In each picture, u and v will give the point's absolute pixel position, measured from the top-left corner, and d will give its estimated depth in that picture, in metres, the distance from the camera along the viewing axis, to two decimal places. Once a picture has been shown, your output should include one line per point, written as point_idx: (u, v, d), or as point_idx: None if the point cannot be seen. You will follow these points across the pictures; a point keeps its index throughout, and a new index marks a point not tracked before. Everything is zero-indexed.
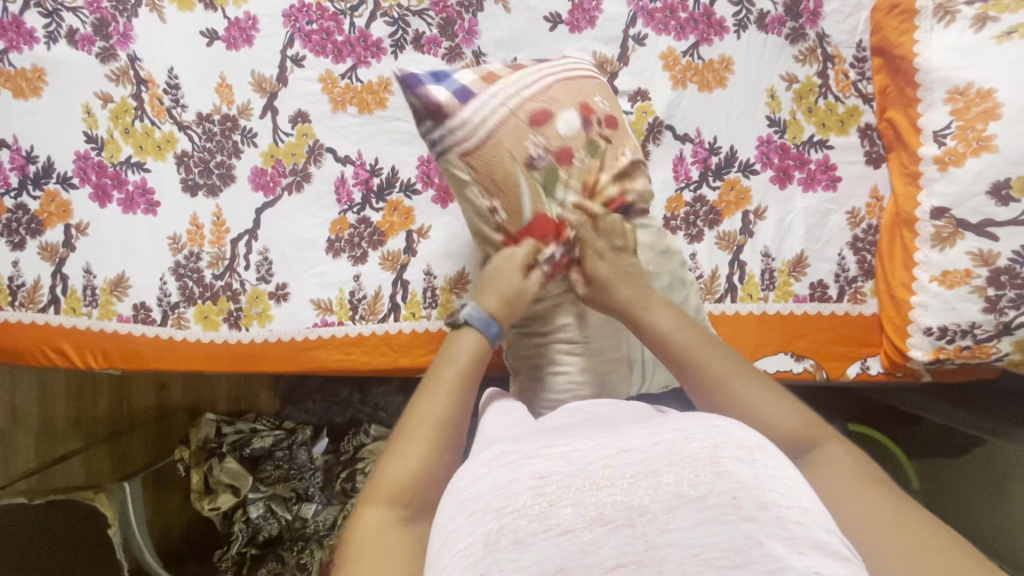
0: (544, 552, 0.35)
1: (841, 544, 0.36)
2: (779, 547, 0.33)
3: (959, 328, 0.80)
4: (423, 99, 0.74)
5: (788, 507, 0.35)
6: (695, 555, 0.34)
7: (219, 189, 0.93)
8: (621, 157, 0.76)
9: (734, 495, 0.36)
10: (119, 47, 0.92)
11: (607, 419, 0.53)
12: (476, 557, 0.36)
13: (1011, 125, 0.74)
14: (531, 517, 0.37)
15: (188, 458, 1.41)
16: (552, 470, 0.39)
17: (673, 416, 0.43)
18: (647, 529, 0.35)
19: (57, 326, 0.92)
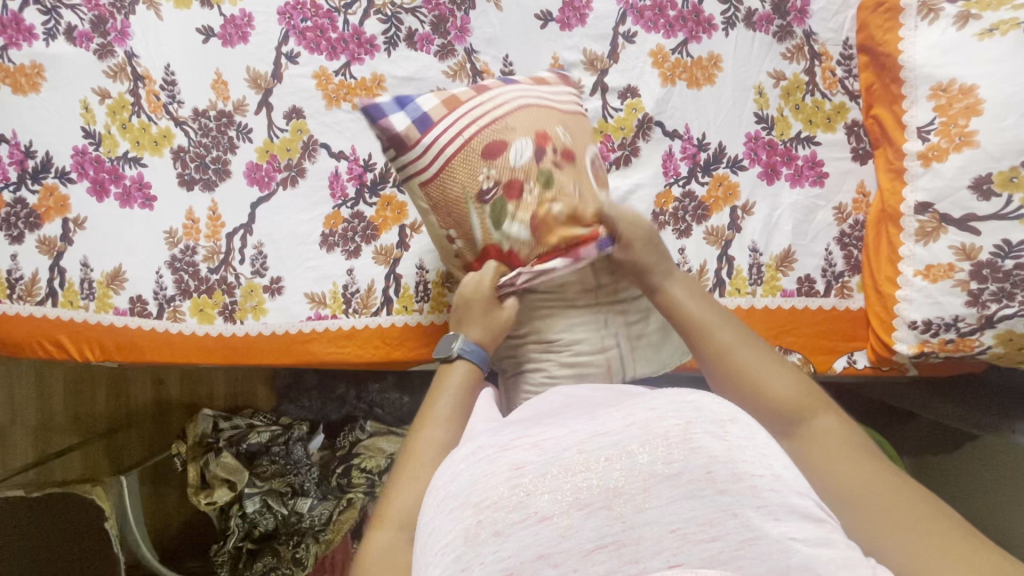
0: (523, 541, 0.37)
1: (816, 507, 0.39)
2: (756, 517, 0.36)
3: (942, 322, 0.81)
4: (383, 128, 0.73)
5: (761, 475, 0.37)
6: (672, 531, 0.36)
7: (214, 183, 0.94)
8: (572, 190, 0.73)
9: (708, 470, 0.37)
10: (117, 44, 0.93)
11: (585, 405, 0.56)
12: (456, 553, 0.38)
13: (992, 121, 0.75)
14: (509, 508, 0.38)
15: (184, 453, 1.40)
16: (525, 460, 0.41)
17: (647, 395, 0.44)
18: (624, 510, 0.37)
19: (55, 318, 0.93)
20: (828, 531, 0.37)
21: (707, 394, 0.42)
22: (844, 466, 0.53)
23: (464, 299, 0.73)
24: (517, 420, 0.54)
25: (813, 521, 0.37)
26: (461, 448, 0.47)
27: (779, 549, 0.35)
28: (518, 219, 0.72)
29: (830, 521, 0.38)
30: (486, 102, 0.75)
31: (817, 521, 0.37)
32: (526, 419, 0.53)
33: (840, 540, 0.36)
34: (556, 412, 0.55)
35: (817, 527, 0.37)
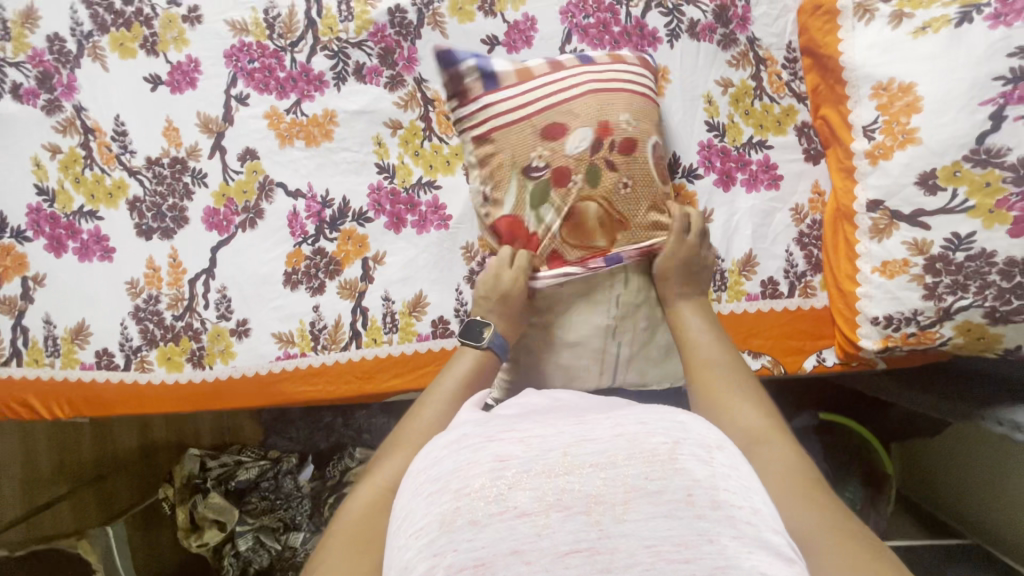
0: (499, 533, 0.36)
1: (790, 547, 0.37)
2: (730, 545, 0.34)
3: (903, 316, 0.82)
4: (451, 75, 0.82)
5: (741, 507, 0.37)
6: (647, 547, 0.35)
7: (173, 231, 0.94)
8: (620, 190, 0.77)
9: (689, 492, 0.37)
10: (64, 99, 0.93)
11: (572, 410, 0.53)
12: (431, 536, 0.37)
13: (933, 117, 0.76)
14: (488, 499, 0.38)
15: (172, 497, 1.39)
16: (511, 454, 0.40)
17: (639, 407, 0.44)
18: (603, 518, 0.36)
19: (21, 378, 0.93)
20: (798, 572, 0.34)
21: (697, 416, 0.43)
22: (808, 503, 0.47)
23: (494, 288, 0.77)
24: (512, 416, 0.51)
25: (784, 561, 0.35)
26: (446, 433, 0.47)
27: None
28: (554, 205, 0.77)
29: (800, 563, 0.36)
30: (560, 81, 0.81)
31: (788, 560, 0.35)
32: (516, 414, 0.51)
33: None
34: (544, 411, 0.53)
35: (787, 565, 0.35)
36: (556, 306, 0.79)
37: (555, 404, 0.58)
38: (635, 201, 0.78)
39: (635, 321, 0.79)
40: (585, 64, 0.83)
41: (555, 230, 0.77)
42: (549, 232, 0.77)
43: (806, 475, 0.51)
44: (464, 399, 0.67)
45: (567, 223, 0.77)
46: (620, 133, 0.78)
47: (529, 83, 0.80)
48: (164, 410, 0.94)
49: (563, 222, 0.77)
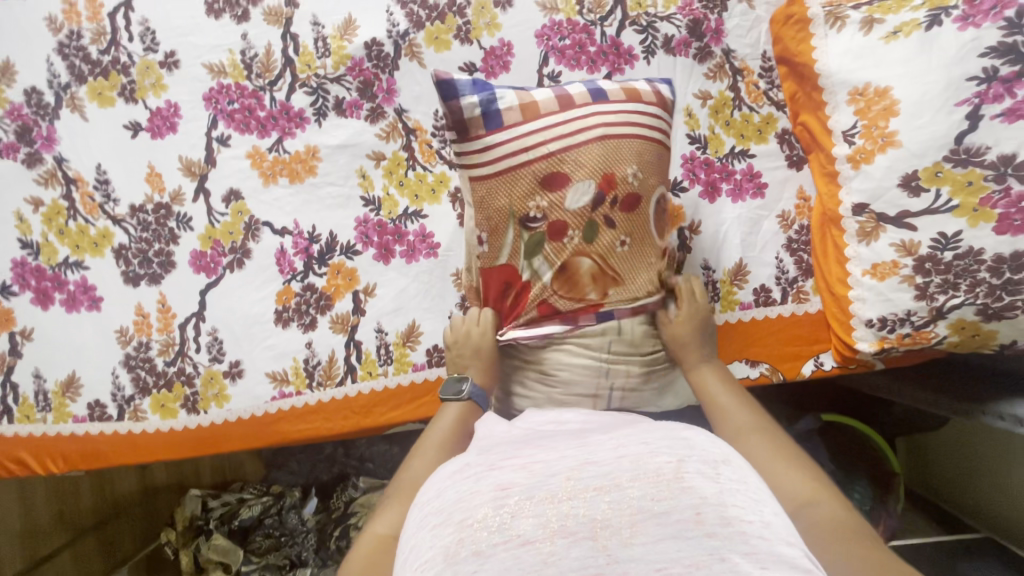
0: (504, 563, 0.35)
1: (805, 557, 0.36)
2: (744, 563, 0.33)
3: (897, 318, 0.82)
4: (452, 110, 0.76)
5: (751, 521, 0.36)
6: (656, 570, 0.33)
7: (161, 276, 0.93)
8: (617, 248, 0.76)
9: (697, 511, 0.36)
10: (44, 151, 0.93)
11: (574, 431, 0.53)
12: (437, 569, 0.36)
13: (910, 120, 0.77)
14: (491, 529, 0.37)
15: (173, 540, 1.38)
16: (513, 481, 0.41)
17: (641, 429, 0.46)
18: (609, 543, 0.35)
19: (13, 436, 0.91)
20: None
21: (702, 432, 0.44)
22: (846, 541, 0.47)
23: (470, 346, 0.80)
24: (520, 438, 0.51)
25: (800, 572, 0.33)
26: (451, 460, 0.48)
27: None
28: (549, 256, 0.75)
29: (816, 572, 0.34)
30: (569, 123, 0.75)
31: (804, 571, 0.34)
32: (518, 440, 0.51)
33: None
34: (545, 435, 0.52)
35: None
36: (546, 356, 0.77)
37: (557, 427, 0.57)
38: (630, 259, 0.77)
39: (629, 367, 0.78)
40: (602, 103, 0.77)
41: (543, 283, 0.76)
42: (541, 283, 0.76)
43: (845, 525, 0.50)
44: (455, 444, 0.68)
45: (557, 277, 0.76)
46: (624, 190, 0.75)
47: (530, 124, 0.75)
48: (160, 457, 0.92)
49: (553, 275, 0.76)
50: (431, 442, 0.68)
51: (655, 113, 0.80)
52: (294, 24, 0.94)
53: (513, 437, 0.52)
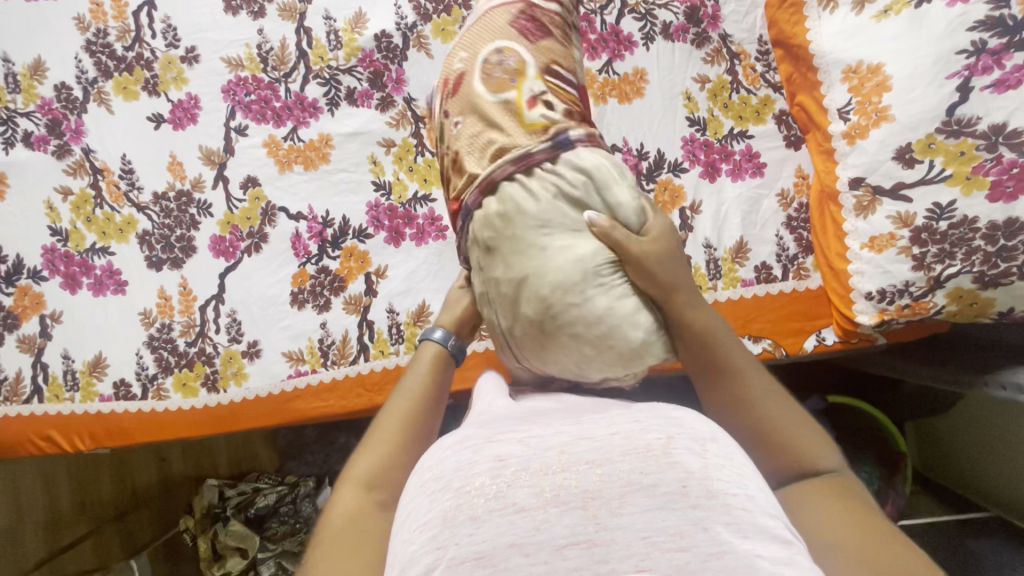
0: (499, 528, 0.36)
1: (785, 529, 0.38)
2: (724, 532, 0.35)
3: (895, 289, 0.83)
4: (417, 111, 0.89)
5: (734, 494, 0.38)
6: (642, 538, 0.35)
7: (182, 261, 0.97)
8: (450, 127, 0.63)
9: (684, 484, 0.38)
10: (73, 143, 0.98)
11: (573, 406, 0.54)
12: (433, 532, 0.38)
13: (902, 94, 0.79)
14: (488, 496, 0.38)
15: (192, 527, 1.39)
16: (511, 453, 0.41)
17: (636, 410, 0.45)
18: (599, 512, 0.37)
19: (43, 414, 0.95)
20: (793, 553, 0.36)
21: (692, 411, 0.44)
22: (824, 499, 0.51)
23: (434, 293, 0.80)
24: (518, 414, 0.51)
25: (779, 542, 0.36)
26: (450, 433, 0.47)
27: (744, 564, 0.34)
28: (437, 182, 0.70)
29: (796, 545, 0.37)
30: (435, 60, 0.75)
31: (783, 542, 0.36)
32: (517, 412, 0.52)
33: (804, 562, 0.35)
34: (552, 411, 0.52)
35: (782, 547, 0.36)
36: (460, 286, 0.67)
37: (555, 403, 0.58)
38: (466, 131, 0.61)
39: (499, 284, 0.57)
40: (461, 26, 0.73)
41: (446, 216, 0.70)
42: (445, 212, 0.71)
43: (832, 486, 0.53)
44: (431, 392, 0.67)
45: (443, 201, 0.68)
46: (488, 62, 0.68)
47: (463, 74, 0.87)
48: (182, 434, 0.95)
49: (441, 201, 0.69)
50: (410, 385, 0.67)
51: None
52: (308, 19, 0.98)
53: (511, 411, 0.53)
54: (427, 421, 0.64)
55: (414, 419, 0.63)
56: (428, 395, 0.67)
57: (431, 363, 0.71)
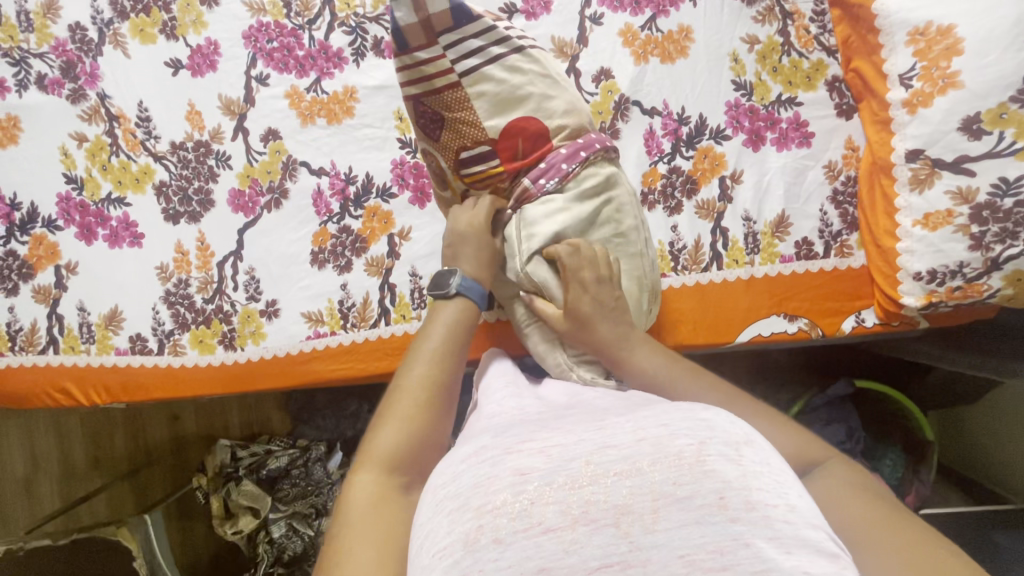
0: (525, 551, 0.33)
1: (829, 540, 0.33)
2: (769, 548, 0.31)
3: (948, 270, 0.79)
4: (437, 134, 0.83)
5: (776, 505, 0.33)
6: (680, 557, 0.32)
7: (200, 215, 0.94)
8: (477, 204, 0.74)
9: (721, 496, 0.33)
10: (88, 87, 0.94)
11: (591, 407, 0.50)
12: (455, 557, 0.34)
13: (975, 59, 0.73)
14: (511, 516, 0.35)
15: (206, 486, 1.37)
16: (532, 466, 0.37)
17: (660, 409, 0.41)
18: (632, 529, 0.33)
19: (58, 366, 0.93)
20: (841, 569, 0.31)
21: (723, 412, 0.39)
22: (853, 500, 0.49)
23: (456, 233, 0.71)
24: (523, 419, 0.48)
25: (826, 557, 0.32)
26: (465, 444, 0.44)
27: None
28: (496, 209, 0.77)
29: (844, 558, 0.33)
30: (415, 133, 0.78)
31: (830, 556, 0.32)
32: (536, 416, 0.48)
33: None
34: (561, 410, 0.50)
35: (830, 562, 0.31)
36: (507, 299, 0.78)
37: (576, 404, 0.54)
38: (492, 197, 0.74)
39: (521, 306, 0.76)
40: (408, 109, 0.73)
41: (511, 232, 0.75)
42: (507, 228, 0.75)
43: (854, 482, 0.51)
44: (453, 360, 0.62)
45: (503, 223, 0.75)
46: (444, 155, 0.74)
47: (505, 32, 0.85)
48: (199, 392, 0.93)
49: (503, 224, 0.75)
50: (430, 347, 0.62)
51: (412, 97, 0.71)
52: None
53: (522, 416, 0.49)
54: (449, 391, 0.60)
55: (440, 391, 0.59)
56: (450, 359, 0.62)
57: (453, 323, 0.65)
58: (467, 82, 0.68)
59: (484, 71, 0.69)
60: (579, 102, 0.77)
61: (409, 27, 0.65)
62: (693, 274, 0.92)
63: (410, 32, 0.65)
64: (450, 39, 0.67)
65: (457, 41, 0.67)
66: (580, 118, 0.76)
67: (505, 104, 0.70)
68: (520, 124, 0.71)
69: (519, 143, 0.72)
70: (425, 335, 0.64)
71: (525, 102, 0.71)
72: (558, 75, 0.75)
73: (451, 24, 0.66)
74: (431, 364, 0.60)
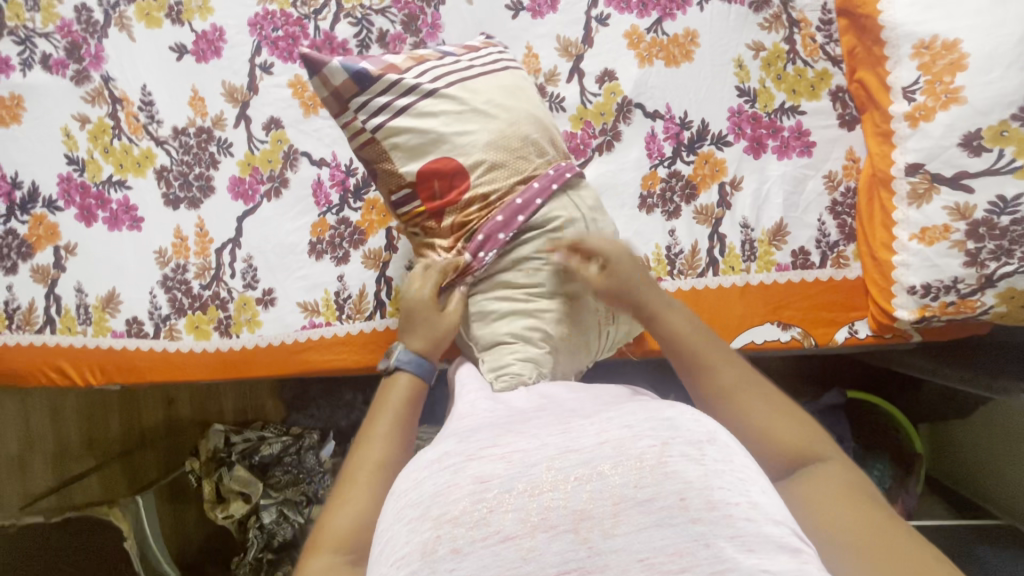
0: (483, 561, 0.33)
1: (793, 535, 0.34)
2: (728, 548, 0.32)
3: (942, 285, 0.79)
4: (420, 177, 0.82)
5: (738, 504, 0.34)
6: (640, 560, 0.32)
7: (200, 201, 0.95)
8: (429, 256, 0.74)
9: (681, 497, 0.34)
10: (92, 69, 0.94)
11: (560, 409, 0.49)
12: (412, 567, 0.34)
13: (978, 75, 0.73)
14: (469, 525, 0.35)
15: (198, 470, 1.37)
16: (492, 473, 0.37)
17: (625, 411, 0.42)
18: (591, 535, 0.33)
19: (54, 345, 0.93)
20: (801, 563, 0.32)
21: (686, 410, 0.40)
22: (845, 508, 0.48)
23: (410, 308, 0.70)
24: (493, 422, 0.47)
25: (787, 552, 0.33)
26: (430, 449, 0.43)
27: None
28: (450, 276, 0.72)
29: (806, 551, 0.34)
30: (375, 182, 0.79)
31: (791, 552, 0.33)
32: (512, 416, 0.49)
33: (813, 571, 0.32)
34: (531, 411, 0.50)
35: (790, 557, 0.32)
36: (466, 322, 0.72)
37: (559, 399, 0.54)
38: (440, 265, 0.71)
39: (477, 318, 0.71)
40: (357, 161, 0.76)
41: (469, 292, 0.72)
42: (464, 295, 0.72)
43: (845, 482, 0.51)
44: (405, 432, 0.60)
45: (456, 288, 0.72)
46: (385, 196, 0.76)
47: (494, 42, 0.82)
48: (191, 377, 0.93)
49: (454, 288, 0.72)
50: (380, 426, 0.60)
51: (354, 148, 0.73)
52: None
53: (491, 420, 0.48)
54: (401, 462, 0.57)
55: (392, 461, 0.56)
56: (403, 433, 0.60)
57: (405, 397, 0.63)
58: (377, 134, 0.70)
59: (392, 124, 0.69)
60: (508, 129, 0.71)
61: (324, 100, 0.71)
62: (689, 279, 0.92)
63: (326, 105, 0.71)
64: (364, 96, 0.69)
65: (362, 99, 0.69)
66: (509, 147, 0.71)
67: (419, 150, 0.70)
68: (436, 166, 0.70)
69: (436, 184, 0.71)
70: (373, 417, 0.61)
71: (441, 145, 0.70)
72: (485, 107, 0.71)
73: (354, 87, 0.69)
74: (381, 444, 0.57)
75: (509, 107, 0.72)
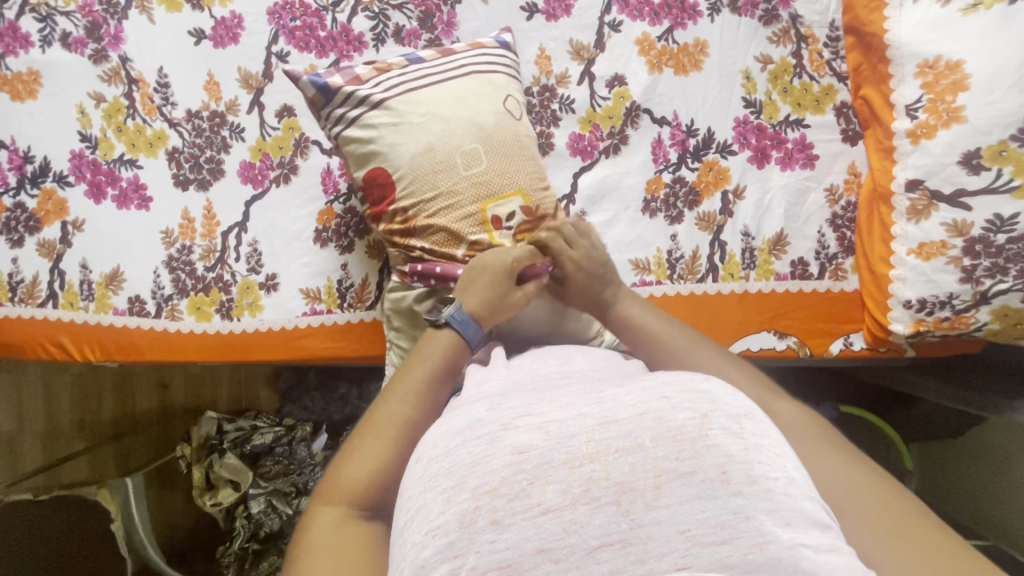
0: (525, 532, 0.34)
1: (823, 512, 0.36)
2: (769, 522, 0.33)
3: (937, 301, 0.80)
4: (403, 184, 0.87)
5: (777, 479, 0.35)
6: (681, 532, 0.34)
7: (209, 183, 0.96)
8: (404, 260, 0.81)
9: (724, 470, 0.35)
10: (110, 49, 0.96)
11: (585, 378, 0.50)
12: (450, 538, 0.35)
13: (981, 95, 0.75)
14: (509, 497, 0.35)
15: (189, 455, 1.36)
16: (530, 444, 0.37)
17: (659, 378, 0.41)
18: (633, 507, 0.35)
19: (55, 320, 0.93)
20: (833, 538, 0.34)
21: (721, 384, 0.40)
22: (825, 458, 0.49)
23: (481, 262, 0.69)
24: (517, 389, 0.47)
25: (820, 527, 0.34)
26: (458, 414, 0.43)
27: (789, 554, 0.32)
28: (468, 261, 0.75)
29: (835, 529, 0.35)
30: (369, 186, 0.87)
31: (822, 527, 0.34)
32: (528, 386, 0.48)
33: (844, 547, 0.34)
34: (555, 378, 0.51)
35: (823, 532, 0.34)
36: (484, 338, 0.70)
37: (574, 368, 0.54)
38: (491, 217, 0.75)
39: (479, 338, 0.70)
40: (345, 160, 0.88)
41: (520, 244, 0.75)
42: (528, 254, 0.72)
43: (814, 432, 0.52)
44: (434, 396, 0.57)
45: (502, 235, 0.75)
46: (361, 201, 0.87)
47: (483, 52, 0.85)
48: (190, 358, 0.94)
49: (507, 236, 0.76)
50: (413, 385, 0.57)
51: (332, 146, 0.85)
52: None
53: (514, 384, 0.49)
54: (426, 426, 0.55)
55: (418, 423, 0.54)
56: (433, 394, 0.57)
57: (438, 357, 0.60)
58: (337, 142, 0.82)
59: (345, 134, 0.80)
60: (437, 142, 0.77)
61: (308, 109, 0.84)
62: (688, 283, 0.93)
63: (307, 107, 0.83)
64: (330, 102, 0.80)
65: (329, 110, 0.81)
66: (435, 159, 0.76)
67: (364, 159, 0.80)
68: (371, 177, 0.80)
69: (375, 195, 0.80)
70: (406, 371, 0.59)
71: (378, 155, 0.79)
72: (421, 118, 0.78)
73: (322, 100, 0.81)
74: (408, 401, 0.55)
75: (448, 117, 0.78)
